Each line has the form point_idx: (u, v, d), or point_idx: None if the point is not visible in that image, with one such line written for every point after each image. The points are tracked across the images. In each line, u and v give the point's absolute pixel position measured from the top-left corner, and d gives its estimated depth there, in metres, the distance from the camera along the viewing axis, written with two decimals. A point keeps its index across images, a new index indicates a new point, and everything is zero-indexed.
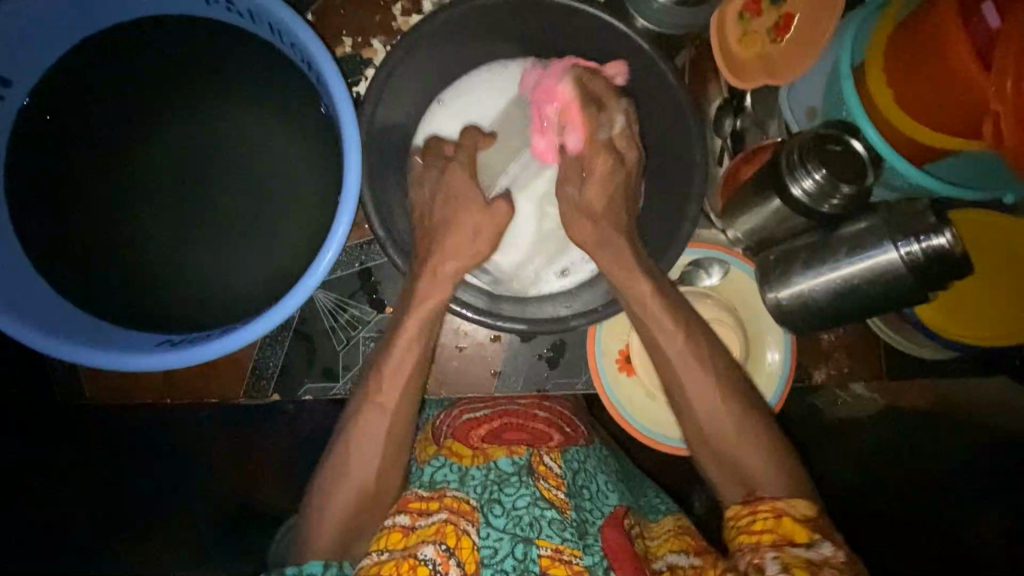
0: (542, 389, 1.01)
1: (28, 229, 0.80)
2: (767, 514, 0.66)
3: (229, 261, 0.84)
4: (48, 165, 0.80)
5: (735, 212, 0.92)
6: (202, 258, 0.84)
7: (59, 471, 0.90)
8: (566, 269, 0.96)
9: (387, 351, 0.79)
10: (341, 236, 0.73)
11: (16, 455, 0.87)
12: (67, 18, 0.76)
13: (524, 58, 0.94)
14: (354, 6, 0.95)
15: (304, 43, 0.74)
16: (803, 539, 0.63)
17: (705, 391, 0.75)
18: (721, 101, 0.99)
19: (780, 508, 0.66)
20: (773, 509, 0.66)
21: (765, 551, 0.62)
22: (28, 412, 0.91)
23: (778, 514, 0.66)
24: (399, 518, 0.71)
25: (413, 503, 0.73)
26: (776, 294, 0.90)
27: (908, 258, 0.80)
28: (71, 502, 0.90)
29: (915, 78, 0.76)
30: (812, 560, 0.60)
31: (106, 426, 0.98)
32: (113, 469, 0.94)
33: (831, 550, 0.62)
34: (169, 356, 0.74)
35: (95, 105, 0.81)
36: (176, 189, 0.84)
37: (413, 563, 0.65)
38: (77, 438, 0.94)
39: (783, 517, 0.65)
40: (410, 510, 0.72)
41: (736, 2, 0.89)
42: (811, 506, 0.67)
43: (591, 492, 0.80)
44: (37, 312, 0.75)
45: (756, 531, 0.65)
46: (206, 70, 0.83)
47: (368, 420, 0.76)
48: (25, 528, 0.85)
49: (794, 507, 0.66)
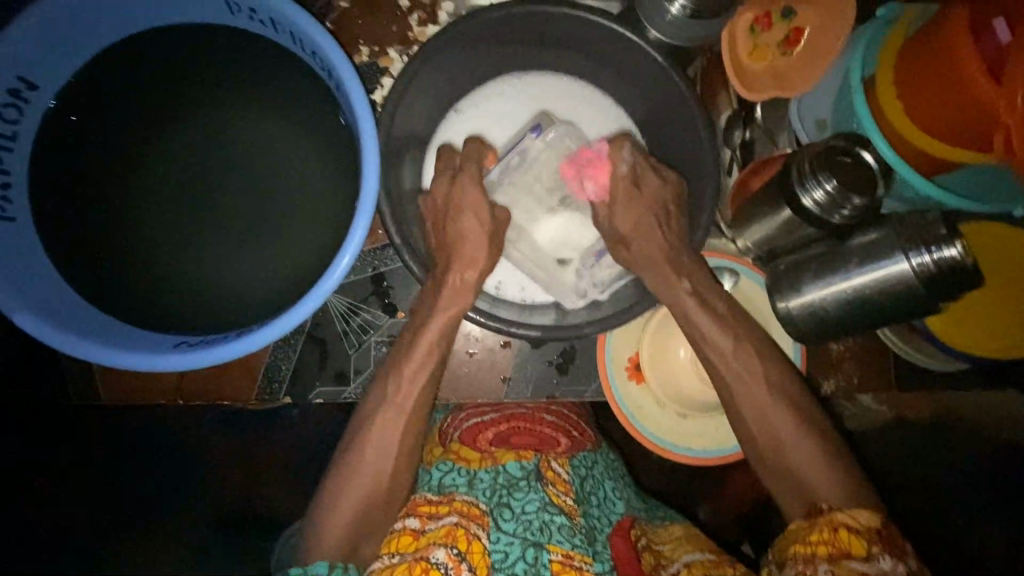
0: (551, 396, 1.01)
1: (48, 227, 0.81)
2: (824, 526, 0.67)
3: (244, 261, 0.85)
4: (69, 165, 0.82)
5: (744, 224, 0.94)
6: (219, 259, 0.85)
7: (60, 472, 0.96)
8: (585, 293, 0.91)
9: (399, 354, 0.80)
10: (357, 242, 0.74)
11: (15, 456, 0.92)
12: (93, 24, 0.77)
13: (530, 74, 0.97)
14: (371, 15, 0.96)
15: (326, 52, 0.75)
16: (861, 552, 0.64)
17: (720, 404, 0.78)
18: (731, 113, 1.01)
19: (838, 520, 0.67)
20: (831, 522, 0.67)
21: (818, 564, 0.64)
22: (28, 413, 0.92)
23: (835, 527, 0.67)
24: (409, 521, 0.72)
25: (422, 507, 0.73)
26: (787, 305, 0.89)
27: (919, 269, 0.80)
28: (71, 502, 0.97)
29: (925, 90, 0.77)
30: (868, 574, 0.62)
31: (105, 425, 0.98)
32: (112, 468, 0.99)
33: (888, 563, 0.63)
34: (187, 356, 0.75)
35: (117, 107, 0.83)
36: (197, 193, 0.85)
37: (425, 566, 0.66)
38: (76, 438, 0.96)
39: (840, 529, 0.66)
40: (420, 514, 0.72)
41: (746, 15, 0.90)
42: (874, 516, 0.67)
43: (598, 498, 0.81)
44: (54, 312, 0.76)
45: (814, 543, 0.66)
46: (222, 76, 0.84)
47: (382, 418, 0.77)
48: (26, 528, 0.95)
49: (856, 517, 0.67)
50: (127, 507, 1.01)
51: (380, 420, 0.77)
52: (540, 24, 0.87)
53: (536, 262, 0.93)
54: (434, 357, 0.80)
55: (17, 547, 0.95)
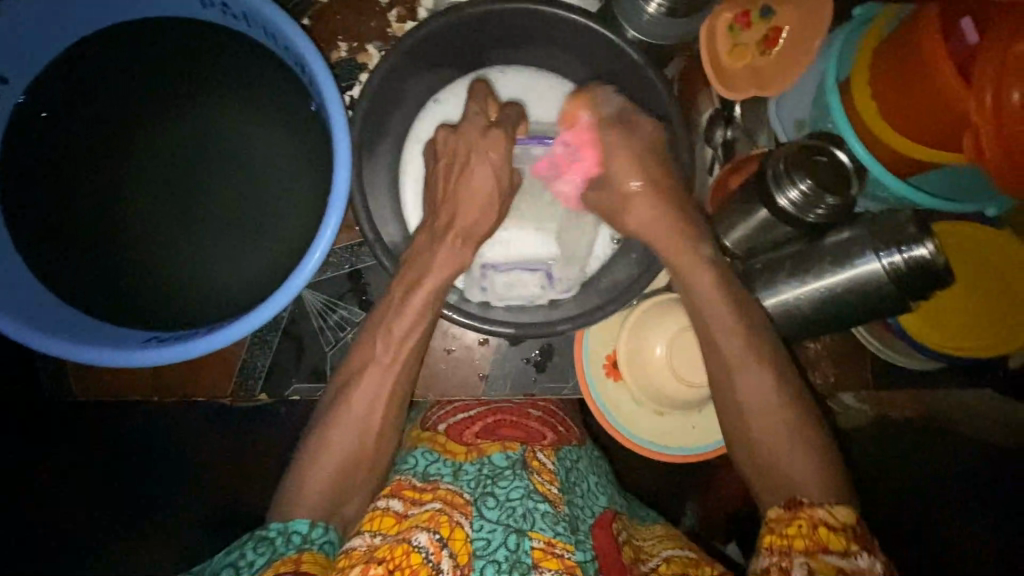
0: (529, 393, 1.01)
1: (21, 222, 0.80)
2: (804, 522, 0.65)
3: (235, 261, 0.84)
4: (40, 161, 0.81)
5: (727, 222, 0.91)
6: (211, 252, 0.85)
7: (60, 471, 0.96)
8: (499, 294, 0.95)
9: (374, 348, 0.80)
10: (328, 235, 0.74)
11: (15, 455, 0.92)
12: (64, 19, 0.77)
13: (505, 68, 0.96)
14: (349, 11, 0.96)
15: (298, 47, 0.75)
16: (838, 547, 0.61)
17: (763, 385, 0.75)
18: (713, 112, 1.00)
19: (818, 517, 0.64)
20: (811, 518, 0.64)
21: (794, 557, 0.61)
22: (28, 413, 0.96)
23: (814, 523, 0.64)
24: (392, 504, 0.72)
25: (407, 491, 0.74)
26: (761, 302, 0.87)
27: (889, 268, 0.80)
28: (71, 502, 0.97)
29: (898, 91, 0.78)
30: (844, 569, 0.59)
31: (105, 425, 1.01)
32: (112, 468, 1.00)
33: (866, 560, 0.60)
34: (158, 351, 0.74)
35: (87, 103, 0.82)
36: (189, 186, 0.85)
37: (405, 549, 0.65)
38: (77, 438, 0.99)
39: (820, 525, 0.64)
40: (403, 497, 0.73)
41: (726, 14, 0.91)
42: (852, 514, 0.64)
43: (582, 489, 0.82)
44: (24, 309, 0.75)
45: (791, 536, 0.64)
46: (197, 71, 0.84)
47: (360, 395, 0.79)
48: (26, 527, 0.93)
49: (836, 514, 0.65)
50: (127, 506, 1.00)
51: (364, 382, 0.79)
52: (517, 19, 0.86)
53: (501, 241, 0.95)
54: (405, 354, 0.81)
55: (17, 548, 0.92)
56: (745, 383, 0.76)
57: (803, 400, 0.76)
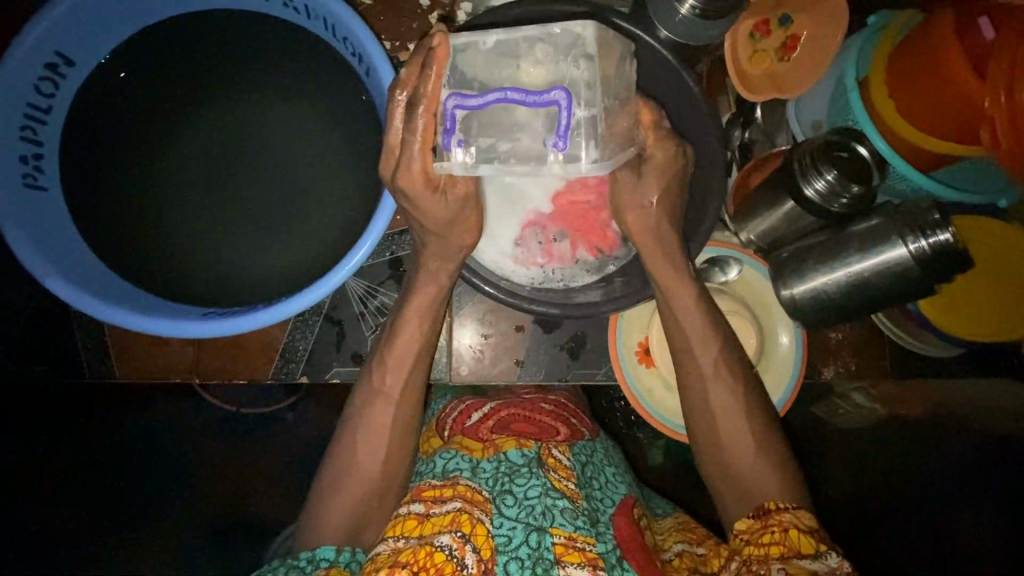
0: (563, 379, 1.03)
1: (75, 202, 0.82)
2: (775, 528, 0.73)
3: (241, 257, 0.86)
4: (97, 148, 0.84)
5: (749, 216, 0.98)
6: (228, 240, 0.87)
7: (61, 471, 1.03)
8: None
9: (399, 349, 0.85)
10: (378, 235, 0.77)
11: (16, 455, 0.99)
12: (133, 7, 0.80)
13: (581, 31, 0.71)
14: (394, 10, 1.01)
15: (359, 38, 0.78)
16: (809, 551, 0.69)
17: (734, 418, 0.83)
18: (731, 114, 1.06)
19: (788, 521, 0.73)
20: (782, 523, 0.72)
21: (773, 563, 0.68)
22: (27, 413, 0.99)
23: (785, 527, 0.72)
24: (414, 507, 0.76)
25: (427, 492, 0.77)
26: (790, 290, 0.93)
27: (917, 252, 0.84)
28: (71, 501, 1.04)
29: (916, 88, 0.84)
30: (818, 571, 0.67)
31: (107, 423, 1.05)
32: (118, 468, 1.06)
33: (835, 560, 0.69)
34: (209, 323, 0.76)
35: (146, 90, 0.85)
36: (205, 176, 0.87)
37: (429, 550, 0.69)
38: (76, 436, 1.03)
39: (790, 529, 0.72)
40: (423, 499, 0.76)
41: (747, 22, 0.95)
42: (812, 520, 0.74)
43: (600, 482, 0.85)
44: (87, 278, 0.78)
45: (766, 545, 0.71)
46: (252, 60, 0.87)
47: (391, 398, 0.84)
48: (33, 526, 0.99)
49: (800, 518, 0.73)
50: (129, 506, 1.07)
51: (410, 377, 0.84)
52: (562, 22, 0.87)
53: (505, 192, 0.93)
54: (425, 348, 0.86)
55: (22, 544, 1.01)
56: (731, 421, 0.83)
57: (769, 424, 0.84)
